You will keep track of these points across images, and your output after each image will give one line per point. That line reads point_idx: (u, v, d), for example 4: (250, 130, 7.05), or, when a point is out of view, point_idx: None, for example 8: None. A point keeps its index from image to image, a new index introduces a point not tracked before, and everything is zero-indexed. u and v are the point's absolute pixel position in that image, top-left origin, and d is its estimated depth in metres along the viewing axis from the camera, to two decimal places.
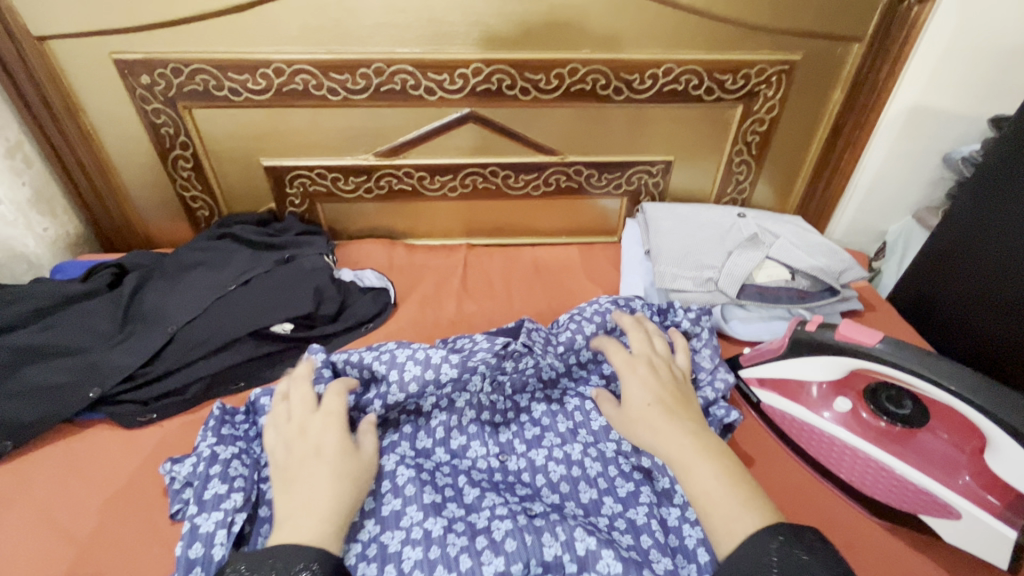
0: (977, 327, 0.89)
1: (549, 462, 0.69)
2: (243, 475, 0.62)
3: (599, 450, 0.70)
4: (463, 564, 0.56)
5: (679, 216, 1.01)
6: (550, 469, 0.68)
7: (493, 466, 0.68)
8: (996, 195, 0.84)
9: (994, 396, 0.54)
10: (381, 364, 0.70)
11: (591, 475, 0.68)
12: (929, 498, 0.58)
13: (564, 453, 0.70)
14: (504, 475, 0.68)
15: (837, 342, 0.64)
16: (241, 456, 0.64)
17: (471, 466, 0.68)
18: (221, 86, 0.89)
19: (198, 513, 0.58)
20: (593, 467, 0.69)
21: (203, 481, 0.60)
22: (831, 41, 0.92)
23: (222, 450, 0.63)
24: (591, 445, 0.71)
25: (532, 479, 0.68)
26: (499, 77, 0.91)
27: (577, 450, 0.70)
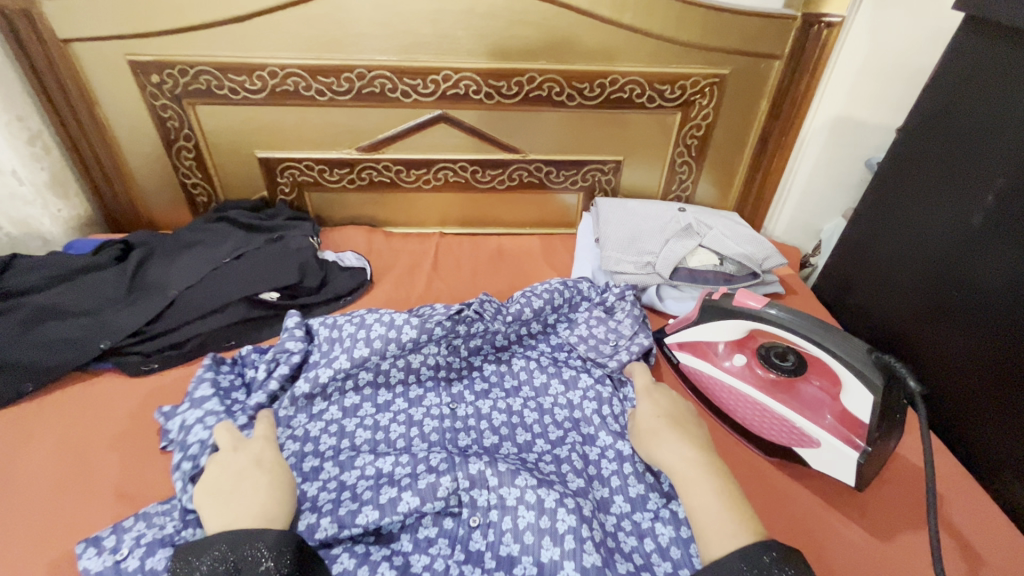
0: (876, 306, 1.01)
1: (493, 411, 0.81)
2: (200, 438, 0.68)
3: (538, 402, 0.82)
4: (404, 480, 0.66)
5: (627, 209, 1.14)
6: (493, 415, 0.80)
7: (445, 412, 0.80)
8: (888, 192, 0.98)
9: (843, 342, 0.67)
10: (351, 325, 0.82)
11: (528, 422, 0.80)
12: (799, 431, 0.71)
13: (507, 404, 0.82)
14: (453, 418, 0.79)
15: (734, 307, 0.76)
16: (206, 417, 0.71)
17: (424, 415, 0.79)
18: (221, 86, 1.02)
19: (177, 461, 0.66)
20: (530, 416, 0.81)
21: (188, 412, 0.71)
22: (754, 58, 1.06)
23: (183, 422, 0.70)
24: (532, 399, 0.83)
25: (476, 424, 0.79)
26: (467, 83, 1.04)
27: (519, 403, 0.82)
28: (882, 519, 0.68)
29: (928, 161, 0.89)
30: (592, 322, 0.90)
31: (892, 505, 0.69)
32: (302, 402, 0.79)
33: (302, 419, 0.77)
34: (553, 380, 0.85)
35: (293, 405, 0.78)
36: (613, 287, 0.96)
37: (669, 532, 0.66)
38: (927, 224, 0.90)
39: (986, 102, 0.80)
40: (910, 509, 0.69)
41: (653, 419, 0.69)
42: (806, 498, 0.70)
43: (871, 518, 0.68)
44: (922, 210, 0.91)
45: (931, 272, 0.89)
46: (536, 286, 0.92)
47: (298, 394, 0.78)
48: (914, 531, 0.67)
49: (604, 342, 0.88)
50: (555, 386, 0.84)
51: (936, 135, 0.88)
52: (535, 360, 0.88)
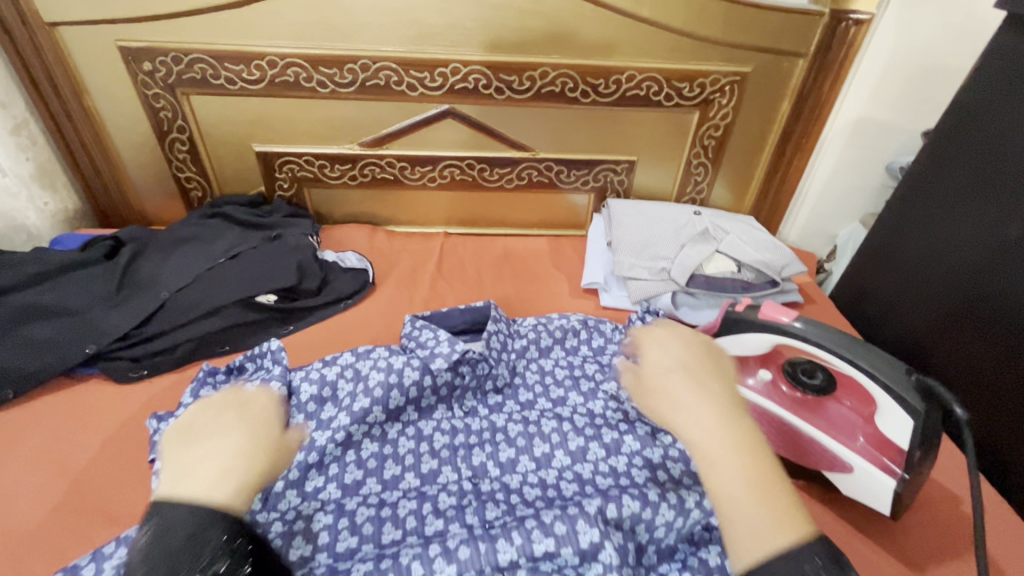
0: (898, 317, 0.97)
1: (524, 485, 0.69)
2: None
3: (575, 472, 0.70)
4: (415, 571, 0.55)
5: (641, 212, 1.09)
6: (525, 490, 0.68)
7: (466, 487, 0.69)
8: (914, 198, 0.94)
9: (884, 366, 0.63)
10: (347, 380, 0.75)
11: (566, 493, 0.68)
12: (831, 455, 0.67)
13: (539, 477, 0.70)
14: (476, 492, 0.68)
15: (760, 320, 0.72)
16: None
17: (439, 491, 0.68)
18: (217, 75, 0.97)
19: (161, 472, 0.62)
20: (569, 488, 0.68)
21: None
22: (777, 55, 1.01)
23: None
24: (567, 468, 0.71)
25: (506, 497, 0.67)
26: (476, 77, 0.99)
27: (553, 475, 0.70)
28: (915, 550, 0.64)
29: (959, 171, 0.86)
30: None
31: (925, 535, 0.66)
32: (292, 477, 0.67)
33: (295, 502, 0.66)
34: (593, 443, 0.72)
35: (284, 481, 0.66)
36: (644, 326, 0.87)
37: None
38: (969, 241, 0.84)
39: None
40: (944, 541, 0.65)
41: (671, 379, 0.58)
42: (837, 528, 0.66)
43: (904, 550, 0.64)
44: (952, 219, 0.87)
45: (967, 287, 0.84)
46: (552, 321, 0.92)
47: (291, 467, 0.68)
48: (953, 564, 0.63)
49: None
50: (595, 450, 0.72)
51: (976, 140, 0.82)
52: (567, 421, 0.76)
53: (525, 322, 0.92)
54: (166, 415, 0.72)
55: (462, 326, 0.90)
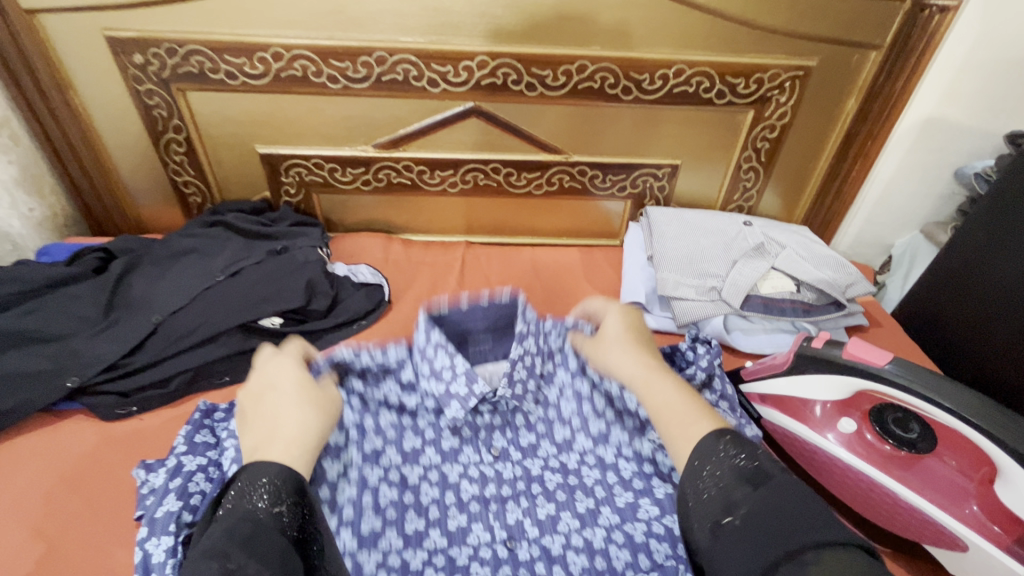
0: (978, 343, 0.88)
1: (568, 552, 0.59)
2: (202, 490, 0.58)
3: (625, 534, 0.60)
4: None
5: (685, 222, 0.98)
6: (569, 559, 0.59)
7: (501, 554, 0.59)
8: (1001, 212, 0.83)
9: (1008, 425, 0.52)
10: (352, 412, 0.65)
11: (617, 567, 0.58)
12: (934, 527, 0.56)
13: (585, 539, 0.60)
14: (512, 562, 0.58)
15: (845, 361, 0.62)
16: (207, 468, 0.61)
17: (470, 557, 0.58)
18: (216, 69, 0.86)
19: (148, 538, 0.53)
20: (620, 557, 0.58)
21: (159, 496, 0.56)
22: (846, 46, 0.89)
23: (159, 507, 0.55)
24: (616, 528, 0.61)
25: (547, 571, 0.58)
26: (505, 72, 0.88)
27: (599, 537, 0.60)
28: None
29: None
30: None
31: None
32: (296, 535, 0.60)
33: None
34: (642, 499, 0.63)
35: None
36: (699, 355, 0.70)
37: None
38: None
39: None
40: None
41: (614, 341, 0.68)
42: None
43: None
44: None
45: None
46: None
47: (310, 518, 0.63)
48: None
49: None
50: (646, 508, 0.63)
51: None
52: (613, 470, 0.67)
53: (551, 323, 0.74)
54: (155, 463, 0.62)
55: (485, 329, 0.74)
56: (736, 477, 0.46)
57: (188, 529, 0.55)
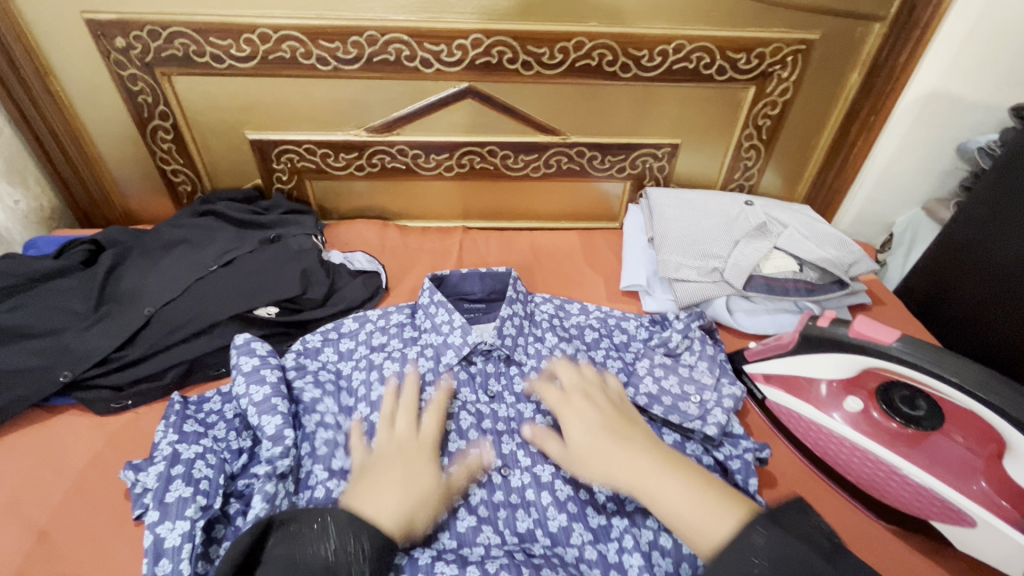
0: (984, 317, 0.87)
1: (555, 480, 0.64)
2: (208, 476, 0.57)
3: None
4: None
5: (685, 202, 0.96)
6: (556, 487, 0.63)
7: (495, 480, 0.64)
8: (1010, 186, 0.81)
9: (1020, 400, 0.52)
10: (360, 369, 0.74)
11: (600, 499, 0.63)
12: (941, 502, 0.55)
13: (572, 473, 0.64)
14: (507, 489, 0.64)
15: (851, 339, 0.61)
16: (206, 456, 0.59)
17: (467, 482, 0.63)
18: (201, 52, 0.84)
19: (160, 523, 0.53)
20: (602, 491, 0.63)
21: (163, 483, 0.55)
22: (849, 19, 0.87)
23: (171, 493, 0.55)
24: None
25: (536, 497, 0.63)
26: (500, 50, 0.85)
27: None
28: None
29: None
30: (654, 375, 0.72)
31: None
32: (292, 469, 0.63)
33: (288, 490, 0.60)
34: None
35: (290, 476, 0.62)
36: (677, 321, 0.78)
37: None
38: None
39: None
40: None
41: (590, 440, 0.58)
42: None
43: None
44: None
45: None
46: (569, 317, 0.85)
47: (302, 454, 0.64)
48: None
49: (679, 398, 0.69)
50: None
51: None
52: None
53: (540, 299, 0.87)
54: (144, 463, 0.60)
55: (482, 294, 0.86)
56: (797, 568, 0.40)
57: (202, 513, 0.55)
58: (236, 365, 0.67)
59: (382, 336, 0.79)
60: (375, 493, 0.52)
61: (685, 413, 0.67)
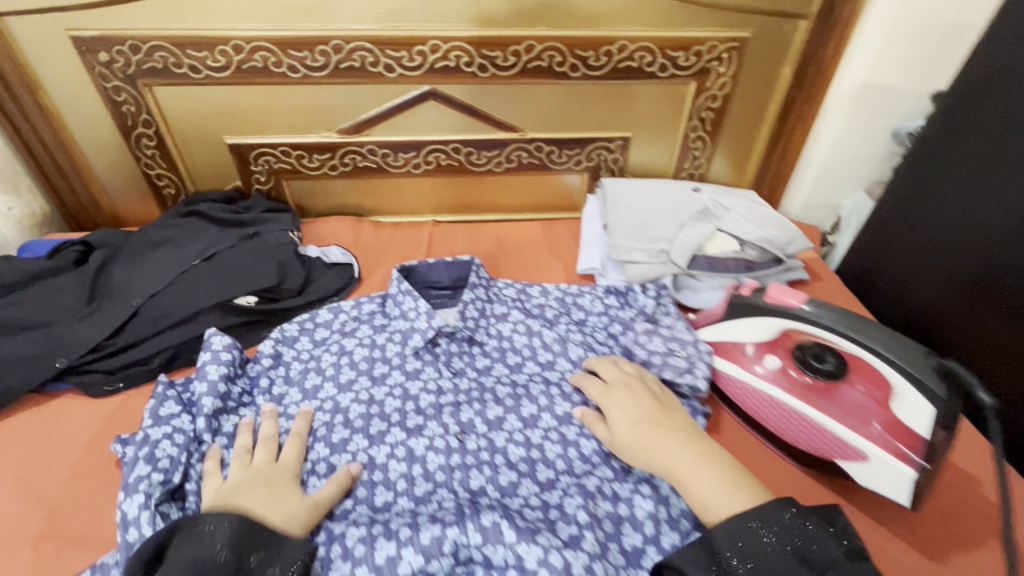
0: (909, 289, 0.94)
1: (509, 444, 0.70)
2: (170, 454, 0.64)
3: (560, 433, 0.72)
4: (403, 533, 0.58)
5: (637, 190, 1.04)
6: (509, 450, 0.70)
7: (453, 445, 0.70)
8: (925, 167, 0.89)
9: (903, 350, 0.59)
10: (332, 355, 0.81)
11: (549, 456, 0.69)
12: (842, 443, 0.63)
13: (525, 435, 0.71)
14: (462, 452, 0.70)
15: (767, 305, 0.68)
16: (174, 436, 0.66)
17: (427, 449, 0.70)
18: (180, 63, 0.90)
19: (124, 499, 0.59)
20: (552, 449, 0.70)
21: (129, 464, 0.62)
22: (775, 18, 0.94)
23: (134, 473, 0.61)
24: (552, 429, 0.72)
25: (490, 458, 0.69)
26: (457, 54, 0.92)
27: (538, 434, 0.71)
28: (932, 539, 0.61)
29: (976, 134, 0.80)
30: (641, 342, 0.79)
31: (943, 526, 0.62)
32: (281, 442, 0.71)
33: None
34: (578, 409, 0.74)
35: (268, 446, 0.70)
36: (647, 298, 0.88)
37: (637, 536, 0.62)
38: (986, 204, 0.80)
39: None
40: (966, 525, 0.62)
41: (632, 429, 0.64)
42: (879, 535, 0.62)
43: (924, 542, 0.61)
44: (967, 186, 0.82)
45: (992, 257, 0.79)
46: (530, 299, 0.91)
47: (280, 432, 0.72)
48: (969, 559, 0.60)
49: (665, 354, 0.75)
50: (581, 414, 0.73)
51: (985, 102, 0.78)
52: (555, 384, 0.78)
53: (503, 283, 0.93)
54: (130, 438, 0.67)
55: (449, 281, 0.93)
56: (793, 552, 0.50)
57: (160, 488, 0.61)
58: (202, 367, 0.74)
59: (355, 324, 0.86)
60: (249, 500, 0.58)
61: (675, 367, 0.74)
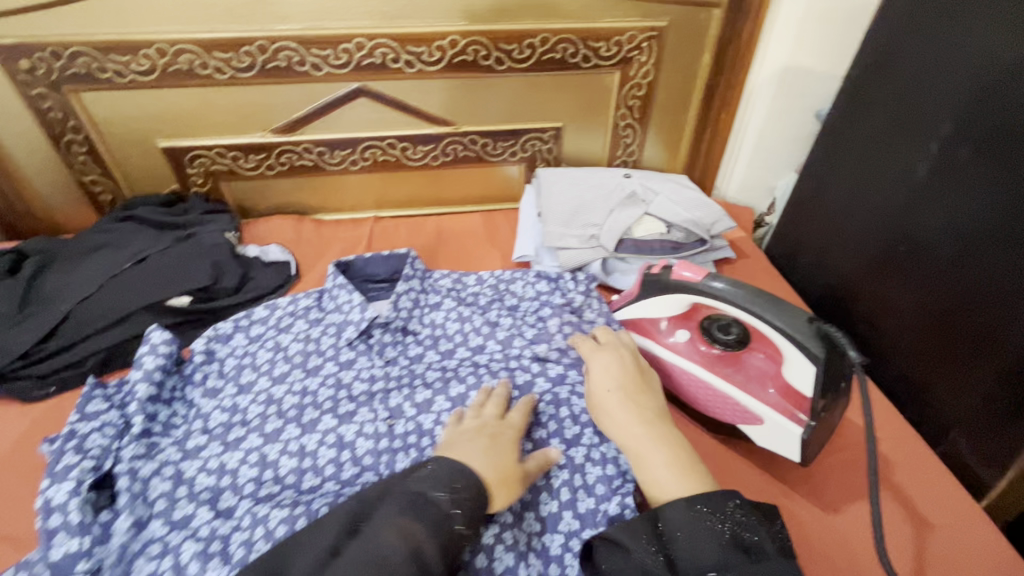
0: (823, 261, 0.98)
1: (437, 425, 0.72)
2: (100, 444, 0.64)
3: None
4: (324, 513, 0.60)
5: (569, 178, 1.07)
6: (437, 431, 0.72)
7: (382, 429, 0.73)
8: (832, 142, 0.92)
9: (784, 316, 0.63)
10: (267, 350, 0.83)
11: None
12: (743, 409, 0.68)
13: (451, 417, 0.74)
14: (391, 437, 0.72)
15: (675, 282, 0.71)
16: (104, 428, 0.66)
17: (356, 434, 0.72)
18: (104, 69, 0.91)
19: (50, 486, 0.60)
20: None
21: (57, 455, 0.63)
22: (691, 7, 0.98)
23: (63, 461, 0.62)
24: None
25: (417, 441, 0.71)
26: (383, 51, 0.94)
27: None
28: (829, 492, 0.67)
29: (871, 109, 0.84)
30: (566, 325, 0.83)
31: (836, 479, 0.68)
32: (219, 433, 0.72)
33: (217, 451, 0.70)
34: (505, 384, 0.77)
35: (205, 435, 0.72)
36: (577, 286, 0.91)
37: (553, 504, 0.66)
38: (881, 176, 0.83)
39: (930, 39, 0.73)
40: (852, 478, 0.68)
41: (604, 396, 0.66)
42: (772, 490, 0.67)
43: (820, 493, 0.67)
44: (863, 162, 0.86)
45: (886, 226, 0.83)
46: (465, 288, 0.94)
47: (214, 424, 0.73)
48: (859, 503, 0.66)
49: None
50: None
51: (879, 80, 0.82)
52: (483, 365, 0.81)
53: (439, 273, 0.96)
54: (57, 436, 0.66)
55: (387, 275, 0.95)
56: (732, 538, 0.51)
57: (89, 476, 0.61)
58: (138, 360, 0.74)
59: (291, 319, 0.87)
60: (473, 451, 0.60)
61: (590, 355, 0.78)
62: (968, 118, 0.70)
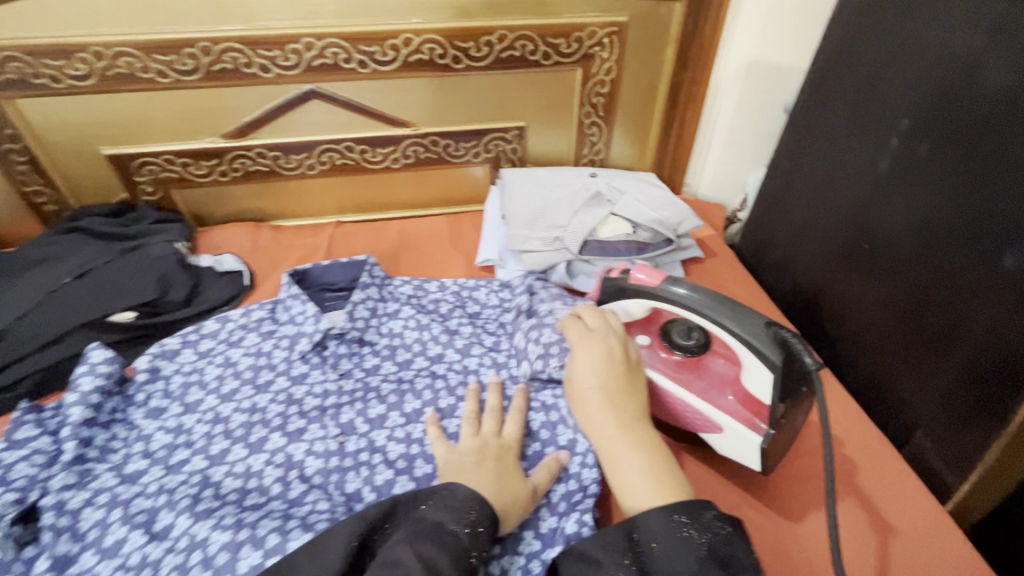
0: (790, 260, 0.96)
1: (389, 442, 0.70)
2: (26, 474, 0.61)
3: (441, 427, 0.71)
4: (270, 541, 0.55)
5: (534, 179, 1.04)
6: (389, 447, 0.70)
7: (333, 447, 0.70)
8: (796, 138, 0.90)
9: (741, 320, 0.62)
10: (215, 366, 0.79)
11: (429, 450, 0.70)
12: (702, 416, 0.65)
13: (405, 432, 0.71)
14: (342, 456, 0.69)
15: (631, 287, 0.70)
16: (33, 455, 0.63)
17: (306, 454, 0.69)
18: (38, 74, 0.86)
19: None
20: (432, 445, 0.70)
21: None
22: (649, 4, 0.95)
23: None
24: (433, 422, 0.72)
25: (368, 458, 0.69)
26: (333, 51, 0.90)
27: (419, 429, 0.72)
28: (790, 501, 0.65)
29: (832, 104, 0.82)
30: (528, 332, 0.80)
31: (798, 487, 0.66)
32: (161, 455, 0.69)
33: (158, 475, 0.66)
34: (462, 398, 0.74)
35: (145, 459, 0.68)
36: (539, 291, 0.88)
37: None
38: (845, 171, 0.81)
39: (888, 31, 0.72)
40: (815, 486, 0.66)
41: (586, 394, 0.61)
42: (734, 500, 0.66)
43: (782, 502, 0.65)
44: (827, 158, 0.84)
45: (850, 222, 0.81)
46: (426, 295, 0.92)
47: (156, 447, 0.70)
48: (822, 511, 0.64)
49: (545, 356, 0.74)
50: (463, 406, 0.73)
51: (841, 73, 0.80)
52: (440, 377, 0.78)
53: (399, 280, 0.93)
54: None
55: (346, 283, 0.91)
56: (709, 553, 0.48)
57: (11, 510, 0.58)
58: (75, 379, 0.70)
59: (242, 333, 0.84)
60: (474, 474, 0.59)
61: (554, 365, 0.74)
62: (926, 111, 0.68)
